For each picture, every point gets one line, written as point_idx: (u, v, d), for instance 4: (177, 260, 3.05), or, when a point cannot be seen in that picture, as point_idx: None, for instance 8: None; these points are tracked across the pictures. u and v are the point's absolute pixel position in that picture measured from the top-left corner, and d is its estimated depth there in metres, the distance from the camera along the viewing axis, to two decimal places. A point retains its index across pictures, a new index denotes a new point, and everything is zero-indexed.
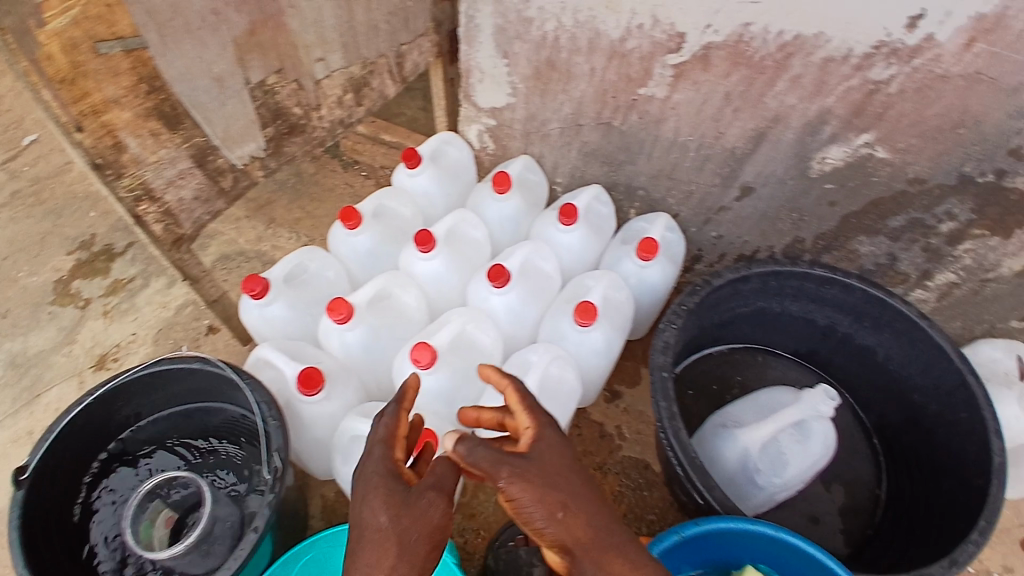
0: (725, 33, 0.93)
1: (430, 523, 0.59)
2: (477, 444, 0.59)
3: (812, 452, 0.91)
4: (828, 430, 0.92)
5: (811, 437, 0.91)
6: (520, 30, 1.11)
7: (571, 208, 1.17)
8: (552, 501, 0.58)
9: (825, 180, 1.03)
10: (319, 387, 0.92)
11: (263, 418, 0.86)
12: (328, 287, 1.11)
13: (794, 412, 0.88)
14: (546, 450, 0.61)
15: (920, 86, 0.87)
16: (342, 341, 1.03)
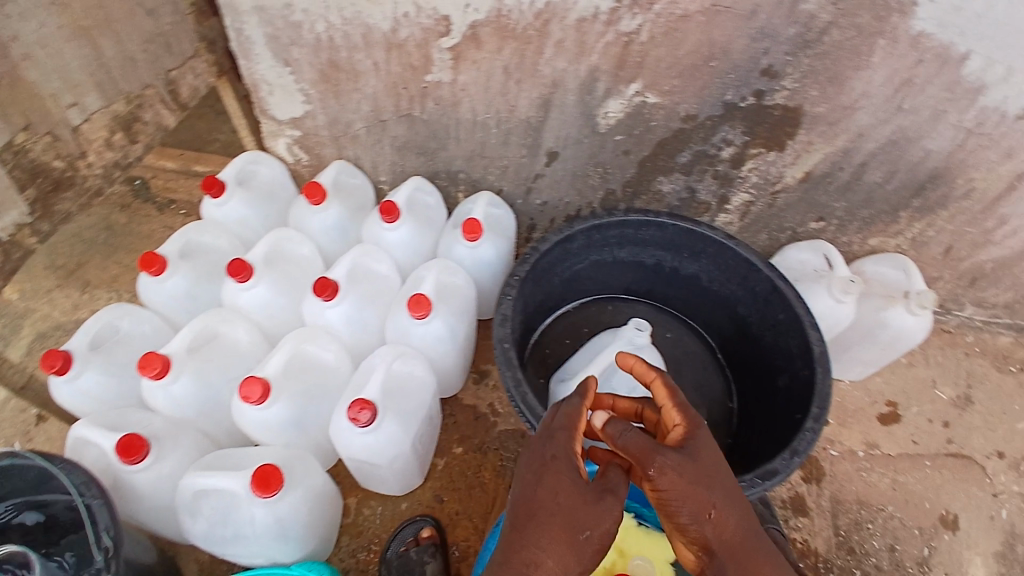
0: (485, 9, 0.95)
1: (611, 515, 0.65)
2: (626, 428, 0.64)
3: (644, 383, 1.02)
4: (653, 362, 1.03)
5: (641, 370, 1.02)
6: (293, 36, 1.08)
7: (391, 205, 1.18)
8: (703, 501, 0.63)
9: (614, 132, 1.11)
10: (140, 453, 0.98)
11: (86, 499, 0.85)
12: (142, 340, 1.17)
13: (615, 347, 1.00)
14: (698, 438, 0.66)
15: (666, 30, 0.92)
16: (167, 394, 1.07)
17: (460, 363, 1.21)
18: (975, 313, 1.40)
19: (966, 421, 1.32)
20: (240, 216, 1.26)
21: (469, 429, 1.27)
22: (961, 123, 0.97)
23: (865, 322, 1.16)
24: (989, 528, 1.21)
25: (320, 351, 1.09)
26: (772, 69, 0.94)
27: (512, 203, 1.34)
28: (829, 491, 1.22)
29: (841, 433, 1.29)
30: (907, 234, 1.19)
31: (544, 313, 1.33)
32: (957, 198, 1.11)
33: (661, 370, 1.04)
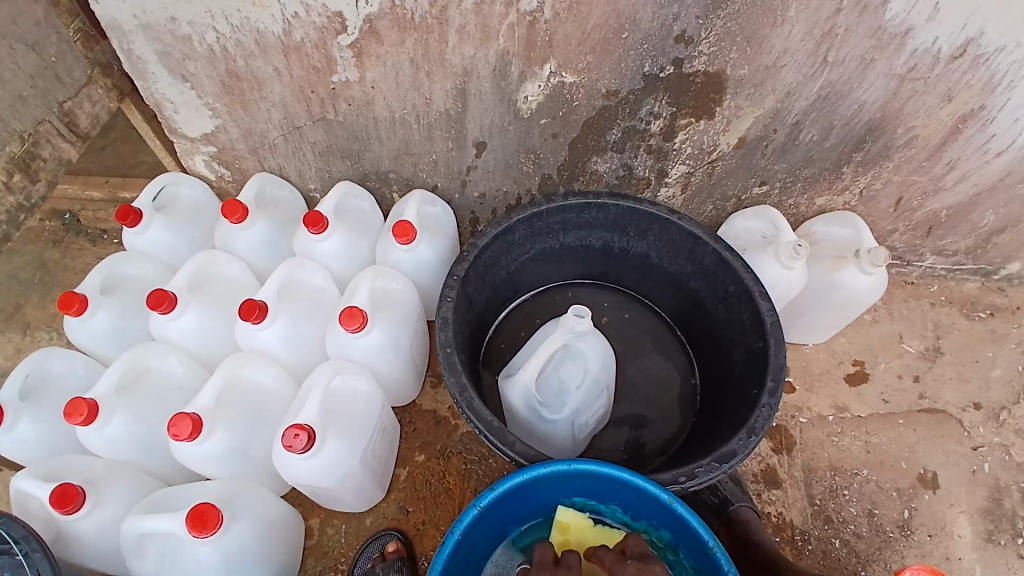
0: (376, 2, 0.89)
1: None
2: None
3: (591, 371, 0.94)
4: (599, 346, 0.95)
5: (584, 356, 0.94)
6: (184, 49, 1.03)
7: (317, 215, 1.10)
8: None
9: (537, 117, 1.05)
10: (77, 500, 0.94)
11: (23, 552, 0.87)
12: (75, 383, 1.14)
13: (556, 338, 0.91)
14: None
15: (570, 5, 0.86)
16: (102, 437, 1.03)
17: (411, 371, 1.15)
18: (936, 262, 1.37)
19: (938, 373, 1.31)
20: (164, 242, 1.23)
21: (429, 434, 1.22)
22: (893, 70, 0.92)
23: (819, 286, 1.13)
24: (971, 484, 1.21)
25: (258, 375, 1.04)
26: (686, 35, 0.89)
27: (450, 197, 1.29)
28: (801, 459, 1.20)
29: (809, 398, 1.26)
30: (853, 189, 1.15)
31: (496, 309, 1.27)
32: (900, 147, 1.05)
33: (609, 351, 0.96)
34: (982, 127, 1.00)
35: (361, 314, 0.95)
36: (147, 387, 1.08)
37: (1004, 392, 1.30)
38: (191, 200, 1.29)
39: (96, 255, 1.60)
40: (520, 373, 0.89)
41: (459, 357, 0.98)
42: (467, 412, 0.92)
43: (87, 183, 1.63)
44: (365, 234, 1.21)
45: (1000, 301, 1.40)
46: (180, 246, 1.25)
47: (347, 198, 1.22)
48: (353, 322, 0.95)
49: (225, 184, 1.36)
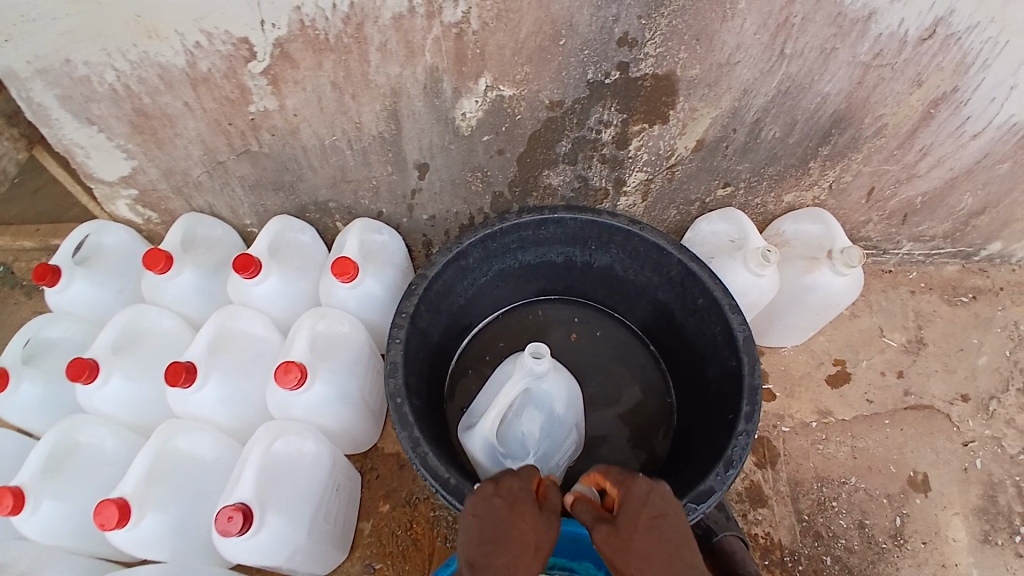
0: (284, 24, 0.80)
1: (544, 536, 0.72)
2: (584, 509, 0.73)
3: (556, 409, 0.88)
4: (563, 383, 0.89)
5: (547, 398, 0.87)
6: (84, 91, 0.93)
7: (246, 257, 1.00)
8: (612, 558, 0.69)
9: (479, 134, 0.97)
10: None
11: None
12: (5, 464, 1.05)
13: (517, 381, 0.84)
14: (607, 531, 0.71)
15: (499, 13, 0.78)
16: (30, 527, 0.94)
17: (367, 417, 1.08)
18: (913, 248, 1.32)
19: (923, 366, 1.27)
20: (90, 298, 1.13)
21: (394, 480, 1.15)
22: (856, 58, 0.86)
23: (793, 289, 1.06)
24: (964, 482, 1.18)
25: (193, 444, 0.97)
26: (629, 37, 0.81)
27: (398, 222, 1.20)
28: (786, 472, 1.17)
29: (791, 406, 1.22)
30: (822, 183, 1.09)
31: (456, 338, 1.18)
32: (869, 137, 1.00)
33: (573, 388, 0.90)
34: (955, 110, 0.95)
35: (297, 369, 0.89)
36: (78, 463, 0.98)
37: (991, 380, 1.27)
38: (118, 249, 1.19)
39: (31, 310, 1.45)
40: (483, 426, 0.81)
41: (411, 406, 0.91)
42: (422, 470, 0.86)
43: (15, 232, 1.49)
44: (307, 271, 1.12)
45: (982, 283, 1.35)
46: (109, 301, 1.15)
47: (285, 233, 1.13)
48: (289, 377, 0.88)
49: (155, 227, 1.26)
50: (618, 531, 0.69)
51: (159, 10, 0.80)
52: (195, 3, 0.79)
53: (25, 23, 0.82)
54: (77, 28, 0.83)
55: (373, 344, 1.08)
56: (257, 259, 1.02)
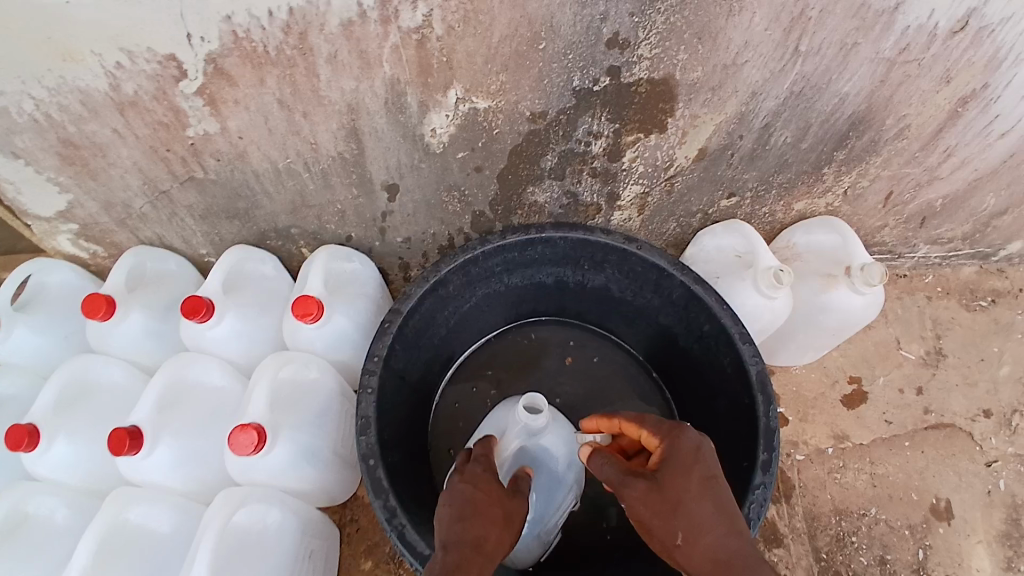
0: (215, 36, 0.69)
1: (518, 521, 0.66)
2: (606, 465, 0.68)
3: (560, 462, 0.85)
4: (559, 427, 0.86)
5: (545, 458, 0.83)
6: (3, 123, 0.81)
7: (196, 299, 0.88)
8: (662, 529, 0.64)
9: (452, 151, 0.86)
10: None
11: None
12: None
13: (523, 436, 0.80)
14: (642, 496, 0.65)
15: (466, 15, 0.67)
16: None
17: (342, 471, 0.98)
18: (930, 252, 1.22)
19: (943, 380, 1.18)
20: (32, 347, 1.03)
21: (375, 533, 1.05)
22: (880, 54, 0.77)
23: (807, 309, 0.97)
24: (988, 506, 1.10)
25: (148, 516, 0.88)
26: (620, 38, 0.70)
27: (369, 246, 1.08)
28: (802, 506, 1.09)
29: (805, 430, 1.14)
30: (837, 189, 1.00)
31: (439, 372, 1.07)
32: (889, 139, 0.91)
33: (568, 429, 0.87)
34: (984, 108, 0.86)
35: (253, 430, 0.78)
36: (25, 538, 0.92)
37: (1015, 393, 1.18)
38: (62, 289, 1.08)
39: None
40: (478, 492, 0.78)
41: (385, 467, 0.81)
42: (399, 545, 0.77)
43: None
44: (269, 307, 1.00)
45: (1002, 285, 1.26)
46: (52, 348, 1.04)
47: (243, 264, 1.01)
48: (244, 440, 0.78)
49: (103, 261, 1.14)
50: (660, 490, 0.64)
51: (69, 27, 0.69)
52: (110, 19, 0.68)
53: None
54: None
55: (345, 389, 0.98)
56: (208, 300, 0.90)
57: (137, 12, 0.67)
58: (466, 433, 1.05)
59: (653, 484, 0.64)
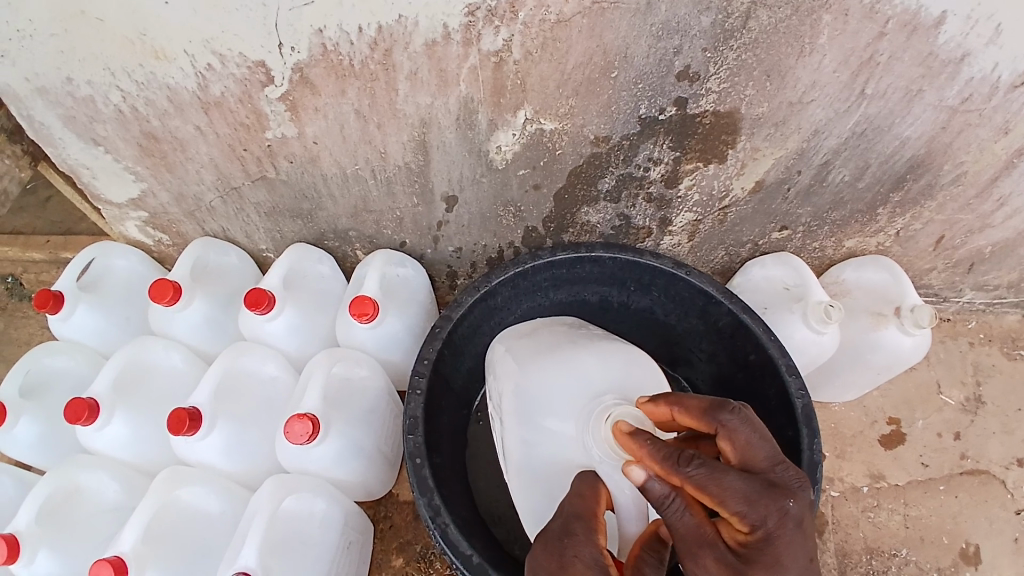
0: (305, 47, 0.73)
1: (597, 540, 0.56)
2: (680, 511, 0.53)
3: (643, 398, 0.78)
4: (605, 361, 0.81)
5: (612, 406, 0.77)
6: (88, 111, 0.87)
7: (260, 292, 0.92)
8: None
9: (514, 167, 0.88)
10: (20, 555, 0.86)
11: None
12: (10, 503, 1.03)
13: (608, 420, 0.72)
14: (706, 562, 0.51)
15: (544, 41, 0.70)
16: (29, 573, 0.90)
17: (379, 469, 1.00)
18: (976, 297, 1.22)
19: (981, 427, 1.17)
20: (93, 327, 1.07)
21: (408, 531, 1.08)
22: (943, 101, 0.78)
23: (854, 346, 0.97)
24: (1016, 555, 1.09)
25: (199, 496, 0.92)
26: (690, 71, 0.74)
27: (421, 253, 1.11)
28: (834, 542, 1.08)
29: (841, 467, 1.13)
30: (889, 230, 1.02)
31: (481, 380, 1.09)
32: (946, 184, 0.92)
33: (618, 349, 0.83)
34: None
35: (309, 420, 0.82)
36: (74, 510, 0.94)
37: None
38: (126, 272, 1.13)
39: (43, 324, 1.33)
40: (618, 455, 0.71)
41: (431, 467, 0.83)
42: (442, 544, 0.79)
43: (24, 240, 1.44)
44: (323, 304, 1.04)
45: None
46: (114, 330, 1.09)
47: (302, 262, 1.05)
48: (300, 429, 0.81)
49: (166, 249, 1.19)
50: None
51: (166, 30, 0.74)
52: (204, 24, 0.72)
53: (21, 39, 0.77)
54: (79, 46, 0.77)
55: (390, 388, 1.01)
56: (271, 293, 0.94)
57: (230, 20, 0.71)
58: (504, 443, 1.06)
59: (728, 568, 0.50)
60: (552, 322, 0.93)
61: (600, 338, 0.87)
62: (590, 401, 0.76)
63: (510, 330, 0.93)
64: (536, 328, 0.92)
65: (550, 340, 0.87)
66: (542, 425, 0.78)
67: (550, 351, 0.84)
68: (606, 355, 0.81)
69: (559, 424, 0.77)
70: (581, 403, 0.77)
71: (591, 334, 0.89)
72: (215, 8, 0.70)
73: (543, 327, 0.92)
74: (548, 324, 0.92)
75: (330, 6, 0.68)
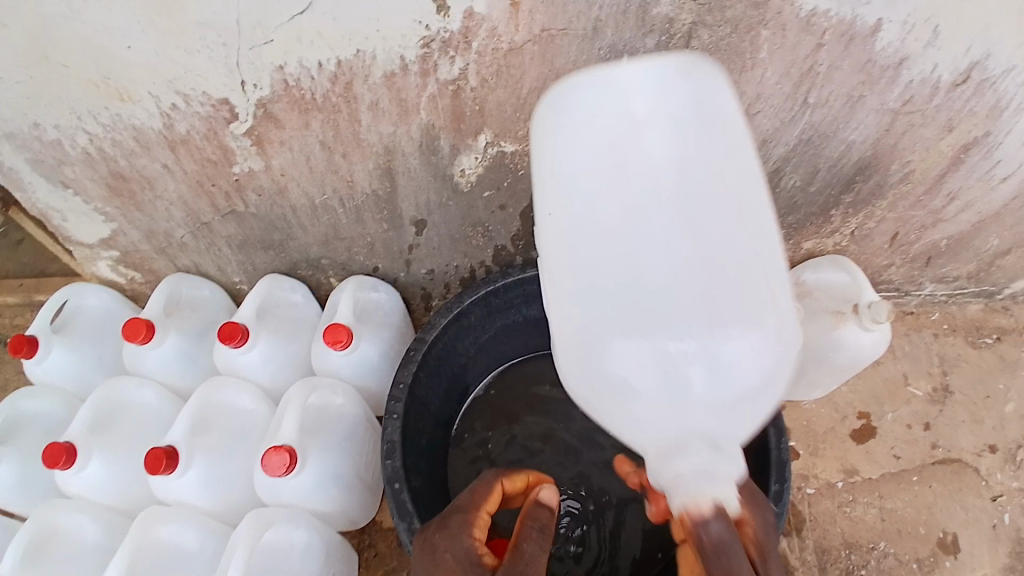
0: (267, 83, 0.75)
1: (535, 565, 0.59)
2: None
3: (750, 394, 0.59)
4: (720, 346, 0.58)
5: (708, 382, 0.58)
6: (55, 154, 0.88)
7: (232, 326, 0.93)
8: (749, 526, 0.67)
9: (479, 190, 0.91)
10: None
11: None
12: None
13: (682, 480, 0.55)
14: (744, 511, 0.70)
15: (499, 68, 0.73)
16: None
17: (359, 496, 1.01)
18: (936, 289, 1.27)
19: (950, 416, 1.21)
20: (67, 369, 1.06)
21: (393, 558, 1.08)
22: (885, 105, 0.83)
23: (818, 344, 1.01)
24: (991, 540, 1.12)
25: (180, 534, 0.91)
26: None
27: (394, 277, 1.13)
28: (812, 540, 1.11)
29: (816, 464, 1.17)
30: (844, 230, 1.06)
31: (465, 395, 1.08)
32: (894, 184, 0.97)
33: (752, 314, 0.59)
34: (986, 154, 0.91)
35: (286, 452, 0.82)
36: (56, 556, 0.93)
37: (1021, 429, 1.20)
38: (100, 312, 1.13)
39: (15, 369, 1.31)
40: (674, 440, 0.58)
41: (410, 491, 0.84)
42: None
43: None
44: (297, 334, 1.05)
45: (1007, 323, 1.29)
46: (87, 369, 1.08)
47: (275, 292, 1.06)
48: (277, 461, 0.82)
49: (139, 286, 1.19)
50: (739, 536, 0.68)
51: (129, 71, 0.75)
52: (167, 64, 0.74)
53: None
54: (43, 91, 0.78)
55: (368, 414, 1.02)
56: (243, 326, 0.94)
57: (193, 61, 0.73)
58: (488, 461, 1.06)
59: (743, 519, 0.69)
60: (653, 117, 0.60)
61: (700, 219, 0.60)
62: (673, 394, 0.59)
63: (576, 113, 0.61)
64: (596, 103, 0.60)
65: (622, 176, 0.60)
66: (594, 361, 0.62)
67: (630, 276, 0.60)
68: (718, 298, 0.59)
69: (615, 373, 0.60)
70: (664, 377, 0.59)
71: (696, 184, 0.60)
72: (177, 49, 0.72)
73: (638, 75, 0.60)
74: (649, 157, 0.60)
75: (291, 43, 0.71)
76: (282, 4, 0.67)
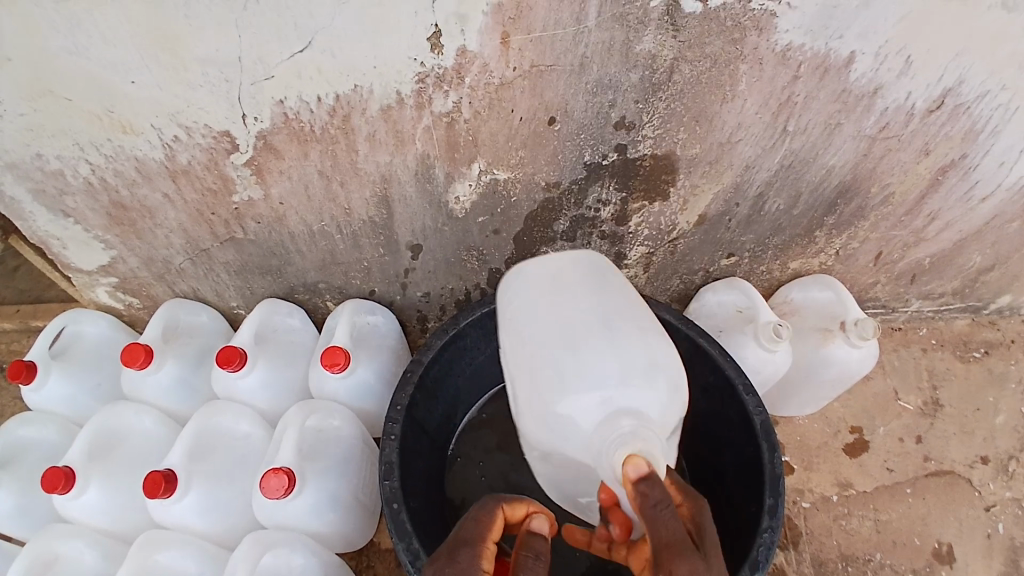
0: (267, 116, 0.78)
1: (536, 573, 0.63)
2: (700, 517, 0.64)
3: (663, 422, 0.73)
4: (629, 372, 0.73)
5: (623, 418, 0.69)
6: (58, 184, 0.90)
7: (231, 350, 0.94)
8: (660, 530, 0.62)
9: (473, 216, 0.94)
10: None
11: None
12: None
13: (617, 444, 0.65)
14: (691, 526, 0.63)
15: (491, 101, 0.77)
16: None
17: (358, 517, 1.01)
18: (922, 305, 1.30)
19: (940, 429, 1.23)
20: (65, 396, 1.07)
21: None
22: (862, 131, 0.86)
23: (807, 360, 1.03)
24: (984, 550, 1.13)
25: (178, 559, 0.92)
26: (626, 121, 0.81)
27: (391, 299, 1.15)
28: (809, 552, 1.12)
29: (810, 478, 1.18)
30: (829, 250, 1.09)
31: (462, 416, 1.09)
32: (875, 205, 1.00)
33: (645, 345, 0.76)
34: (963, 175, 0.95)
35: (284, 474, 0.83)
36: None
37: (1010, 440, 1.23)
38: (96, 339, 1.14)
39: (13, 395, 1.32)
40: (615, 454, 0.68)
41: (408, 511, 0.86)
42: None
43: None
44: (295, 357, 1.07)
45: (993, 337, 1.32)
46: (86, 396, 1.09)
47: (273, 317, 1.08)
48: (275, 483, 0.83)
49: (137, 312, 1.21)
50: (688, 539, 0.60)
51: (132, 106, 0.78)
52: (169, 99, 0.77)
53: None
54: (47, 125, 0.81)
55: (365, 436, 1.03)
56: (242, 350, 0.96)
57: (195, 95, 0.76)
58: (486, 480, 1.07)
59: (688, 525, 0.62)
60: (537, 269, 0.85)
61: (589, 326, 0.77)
62: (606, 409, 0.71)
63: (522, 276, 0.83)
64: (572, 282, 0.81)
65: (585, 360, 0.74)
66: (543, 407, 0.74)
67: (569, 347, 0.75)
68: (626, 349, 0.75)
69: (567, 414, 0.72)
70: (599, 406, 0.71)
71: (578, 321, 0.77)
72: (180, 84, 0.75)
73: (565, 264, 0.83)
74: (558, 279, 0.81)
75: (290, 78, 0.73)
76: (282, 42, 0.70)
